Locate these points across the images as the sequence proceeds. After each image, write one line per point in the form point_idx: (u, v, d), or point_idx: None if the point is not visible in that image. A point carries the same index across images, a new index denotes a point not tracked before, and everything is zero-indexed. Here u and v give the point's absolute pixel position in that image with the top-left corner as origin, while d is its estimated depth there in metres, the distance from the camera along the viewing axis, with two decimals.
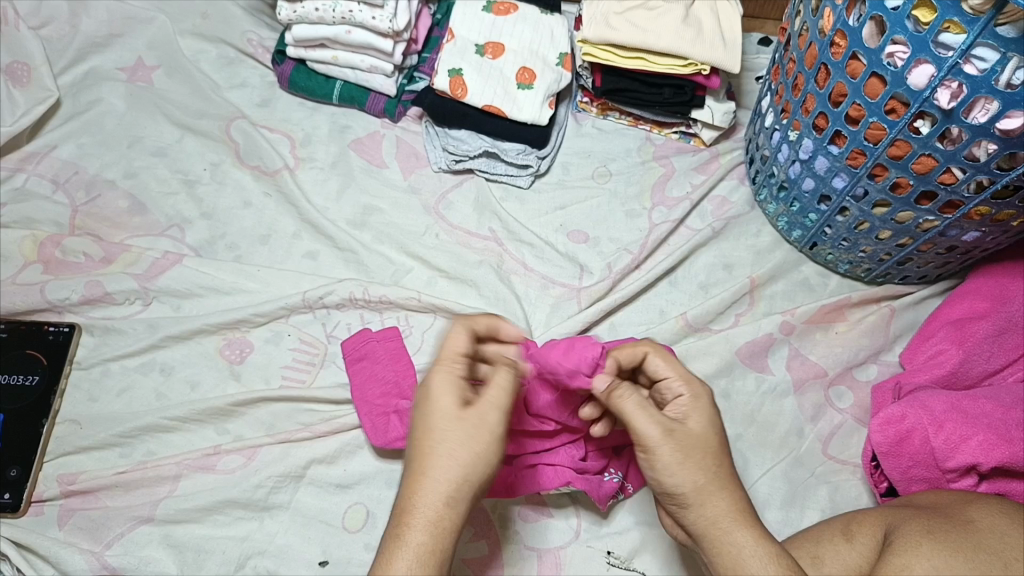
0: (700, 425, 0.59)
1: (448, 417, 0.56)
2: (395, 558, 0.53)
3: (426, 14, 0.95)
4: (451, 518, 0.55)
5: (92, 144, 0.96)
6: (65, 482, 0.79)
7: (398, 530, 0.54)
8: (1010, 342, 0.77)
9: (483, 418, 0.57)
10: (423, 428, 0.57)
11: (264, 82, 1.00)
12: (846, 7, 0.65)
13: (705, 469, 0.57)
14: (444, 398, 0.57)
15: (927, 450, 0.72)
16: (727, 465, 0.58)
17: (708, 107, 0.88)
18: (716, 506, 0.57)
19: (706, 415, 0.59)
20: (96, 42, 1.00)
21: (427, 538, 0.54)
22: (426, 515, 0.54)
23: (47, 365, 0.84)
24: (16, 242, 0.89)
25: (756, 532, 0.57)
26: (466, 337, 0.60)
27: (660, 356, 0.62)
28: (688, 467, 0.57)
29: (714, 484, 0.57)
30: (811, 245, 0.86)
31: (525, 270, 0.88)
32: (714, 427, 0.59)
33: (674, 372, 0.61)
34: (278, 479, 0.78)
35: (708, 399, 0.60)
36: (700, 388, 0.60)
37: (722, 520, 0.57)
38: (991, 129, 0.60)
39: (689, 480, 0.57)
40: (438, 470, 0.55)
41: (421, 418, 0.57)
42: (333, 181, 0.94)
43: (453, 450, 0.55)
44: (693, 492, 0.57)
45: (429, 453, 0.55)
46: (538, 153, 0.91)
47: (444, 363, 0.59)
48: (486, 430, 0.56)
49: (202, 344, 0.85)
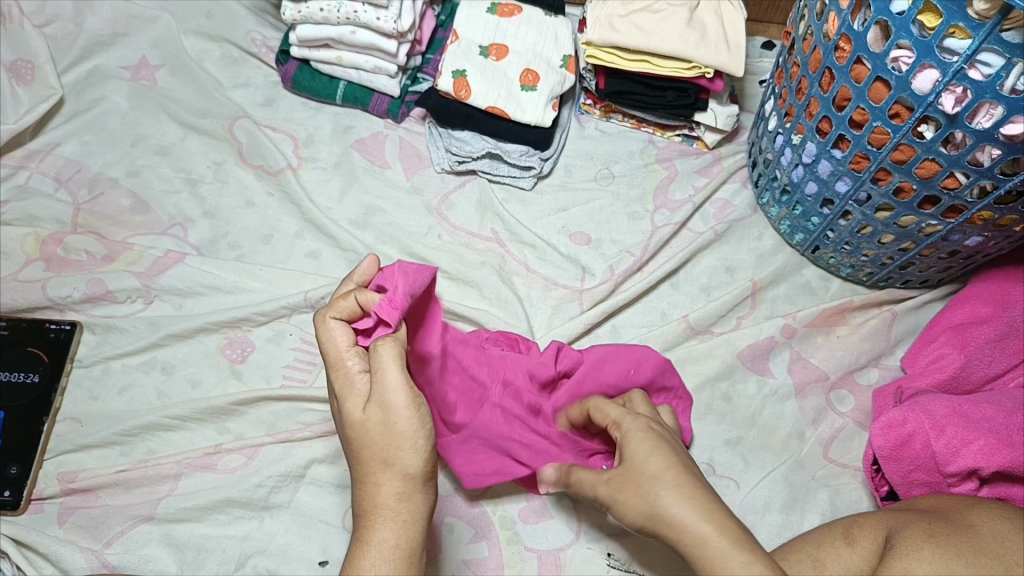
0: (632, 450, 0.55)
1: (359, 421, 0.54)
2: (361, 558, 0.53)
3: (430, 15, 0.95)
4: (408, 510, 0.55)
5: (95, 142, 0.97)
6: (66, 480, 0.79)
7: (360, 533, 0.54)
8: (1011, 347, 0.78)
9: (388, 409, 0.53)
10: (346, 436, 0.55)
11: (268, 82, 1.00)
12: (852, 11, 0.65)
13: (641, 492, 0.52)
14: (348, 403, 0.54)
15: (928, 454, 0.72)
16: (675, 473, 0.53)
17: (711, 110, 0.89)
18: (670, 524, 0.51)
19: (636, 438, 0.56)
20: (100, 41, 1.01)
21: (389, 534, 0.54)
22: (382, 515, 0.54)
23: (49, 362, 0.84)
24: (19, 239, 0.89)
25: (733, 542, 0.49)
26: (339, 331, 0.56)
27: (596, 412, 0.63)
28: (627, 499, 0.53)
29: (654, 502, 0.52)
30: (813, 249, 0.86)
31: (526, 271, 0.88)
32: (647, 445, 0.55)
33: (610, 418, 0.61)
34: (279, 478, 0.78)
35: (639, 425, 0.58)
36: (629, 423, 0.59)
37: (687, 537, 0.50)
38: (995, 134, 0.60)
39: (634, 508, 0.53)
40: (380, 471, 0.54)
41: (344, 430, 0.56)
42: (336, 181, 0.94)
43: (378, 453, 0.54)
44: (646, 519, 0.52)
45: (362, 456, 0.55)
46: (541, 155, 0.91)
47: (332, 368, 0.56)
48: (389, 414, 0.53)
49: (204, 342, 0.85)
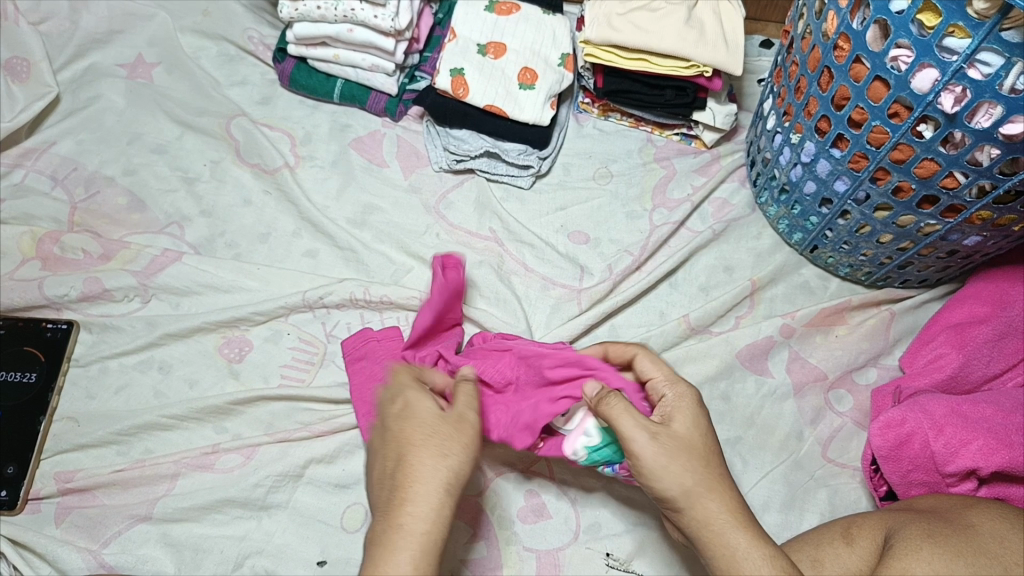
0: (685, 426, 0.59)
1: (431, 419, 0.59)
2: (397, 546, 0.53)
3: (427, 13, 0.95)
4: (450, 508, 0.55)
5: (91, 140, 0.96)
6: (62, 479, 0.78)
7: (398, 520, 0.54)
8: (1009, 346, 0.78)
9: (463, 417, 0.60)
10: (407, 429, 0.58)
11: (265, 80, 1.00)
12: (851, 10, 0.65)
13: (690, 471, 0.56)
14: (424, 405, 0.60)
15: (927, 454, 0.72)
16: (718, 465, 0.58)
17: (710, 108, 0.89)
18: (704, 508, 0.56)
19: (690, 416, 0.60)
20: (96, 38, 1.00)
21: (428, 526, 0.54)
22: (426, 503, 0.54)
23: (45, 362, 0.83)
24: (15, 238, 0.89)
25: (756, 536, 0.55)
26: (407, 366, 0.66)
27: (644, 358, 0.65)
28: (673, 469, 0.56)
29: (703, 486, 0.56)
30: (812, 248, 0.86)
31: (525, 270, 0.88)
32: (698, 428, 0.59)
33: (660, 373, 0.64)
34: (277, 478, 0.78)
35: (691, 400, 0.61)
36: (682, 392, 0.62)
37: (714, 522, 0.56)
38: (994, 133, 0.60)
39: (677, 482, 0.56)
40: (433, 460, 0.56)
41: (404, 425, 0.59)
42: (334, 179, 0.93)
43: (444, 446, 0.57)
44: (682, 495, 0.56)
45: (422, 445, 0.57)
46: (540, 153, 0.91)
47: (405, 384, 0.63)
48: (464, 418, 0.60)
49: (201, 342, 0.85)
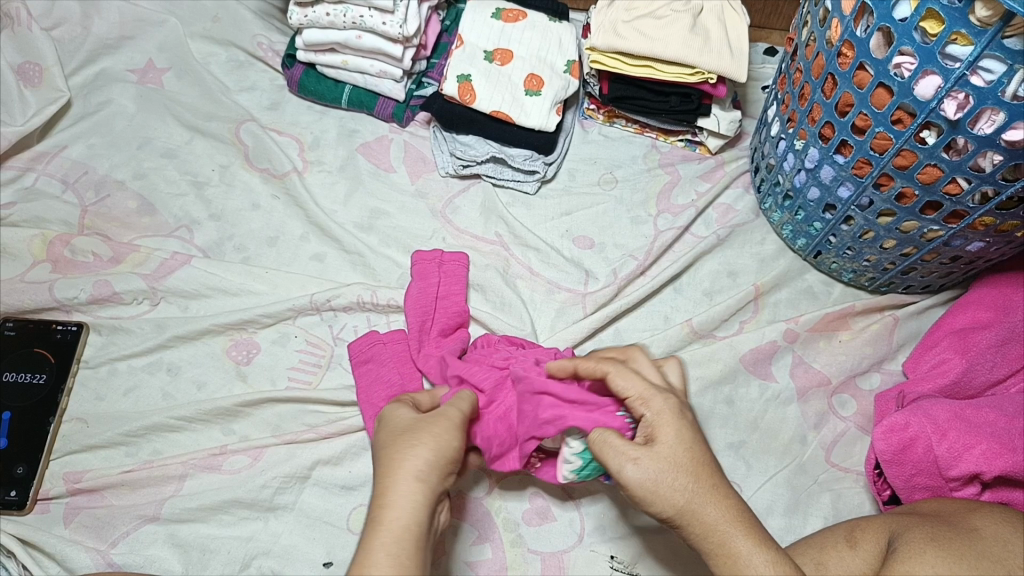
0: (667, 444, 0.57)
1: (405, 420, 0.61)
2: (374, 538, 0.53)
3: (435, 20, 0.96)
4: (425, 493, 0.55)
5: (102, 144, 0.97)
6: (71, 480, 0.79)
7: (376, 514, 0.55)
8: (1013, 352, 0.78)
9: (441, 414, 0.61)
10: (385, 431, 0.61)
11: (274, 86, 1.01)
12: (854, 18, 0.66)
13: (679, 491, 0.56)
14: (403, 411, 0.63)
15: (930, 458, 0.72)
16: (709, 477, 0.57)
17: (715, 115, 0.90)
18: (701, 523, 0.56)
19: (671, 432, 0.58)
20: (107, 44, 1.01)
21: (400, 513, 0.54)
22: (397, 490, 0.55)
23: (55, 363, 0.84)
24: (26, 241, 0.90)
25: (758, 542, 0.56)
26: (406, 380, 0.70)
27: (614, 376, 0.61)
28: (663, 491, 0.56)
29: (695, 502, 0.56)
30: (815, 253, 0.87)
31: (530, 274, 0.88)
32: (683, 441, 0.57)
33: (633, 392, 0.60)
34: (284, 480, 0.78)
35: (672, 410, 0.59)
36: (662, 402, 0.59)
37: (712, 535, 0.56)
38: (997, 140, 0.60)
39: (669, 505, 0.56)
40: (405, 450, 0.57)
41: (383, 430, 0.62)
42: (341, 184, 0.94)
43: (417, 437, 0.58)
44: (677, 515, 0.57)
45: (393, 442, 0.59)
46: (545, 159, 0.92)
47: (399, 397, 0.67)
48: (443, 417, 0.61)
49: (209, 344, 0.86)
